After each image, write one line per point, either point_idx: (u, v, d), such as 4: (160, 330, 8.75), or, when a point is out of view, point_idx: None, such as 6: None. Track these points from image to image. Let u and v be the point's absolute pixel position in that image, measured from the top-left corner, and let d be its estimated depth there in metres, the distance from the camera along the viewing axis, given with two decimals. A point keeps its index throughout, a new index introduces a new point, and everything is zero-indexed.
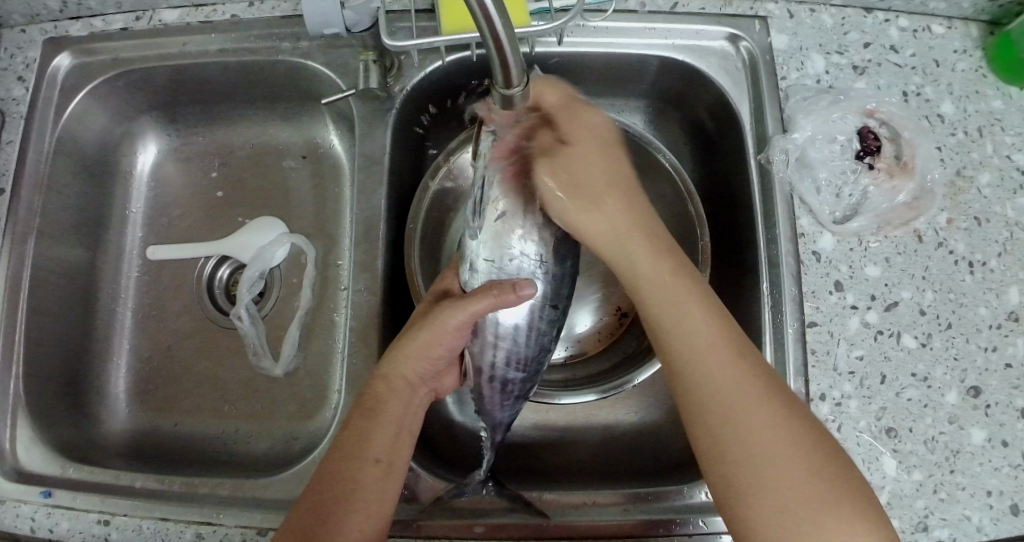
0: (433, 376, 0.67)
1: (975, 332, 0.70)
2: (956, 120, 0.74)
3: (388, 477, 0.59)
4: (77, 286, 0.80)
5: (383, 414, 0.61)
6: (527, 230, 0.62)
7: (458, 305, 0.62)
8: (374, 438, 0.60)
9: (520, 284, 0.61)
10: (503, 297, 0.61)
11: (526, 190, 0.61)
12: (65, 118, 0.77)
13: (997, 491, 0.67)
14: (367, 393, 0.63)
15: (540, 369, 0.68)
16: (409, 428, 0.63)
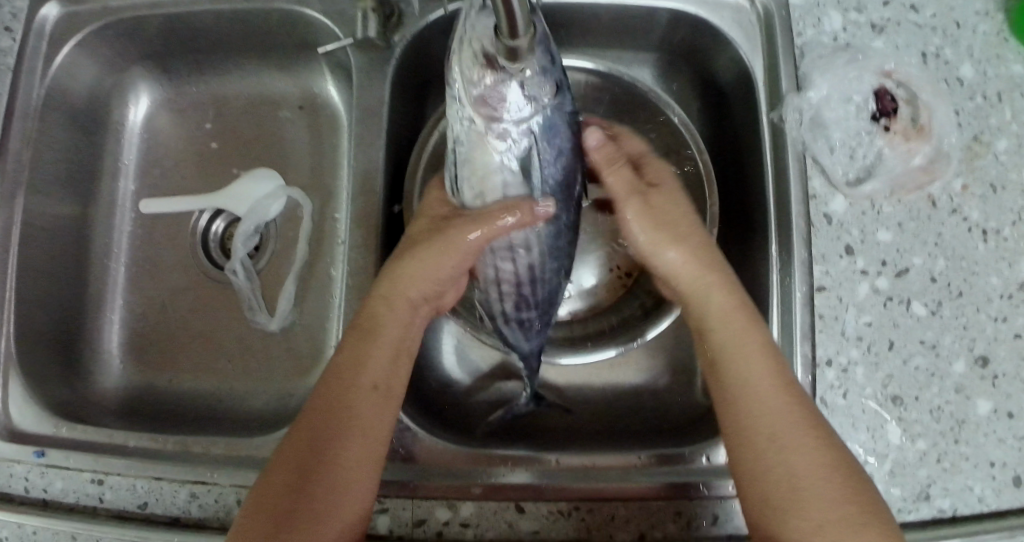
0: (438, 295, 0.65)
1: (985, 302, 0.68)
2: (975, 84, 0.71)
3: (386, 403, 0.58)
4: (69, 242, 0.78)
5: (381, 339, 0.60)
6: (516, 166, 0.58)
7: (474, 226, 0.59)
8: (370, 364, 0.59)
9: (535, 205, 0.59)
10: (516, 219, 0.58)
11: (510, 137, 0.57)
12: (54, 68, 0.74)
13: (1000, 462, 0.66)
14: (363, 319, 0.61)
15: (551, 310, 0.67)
16: (408, 351, 0.62)
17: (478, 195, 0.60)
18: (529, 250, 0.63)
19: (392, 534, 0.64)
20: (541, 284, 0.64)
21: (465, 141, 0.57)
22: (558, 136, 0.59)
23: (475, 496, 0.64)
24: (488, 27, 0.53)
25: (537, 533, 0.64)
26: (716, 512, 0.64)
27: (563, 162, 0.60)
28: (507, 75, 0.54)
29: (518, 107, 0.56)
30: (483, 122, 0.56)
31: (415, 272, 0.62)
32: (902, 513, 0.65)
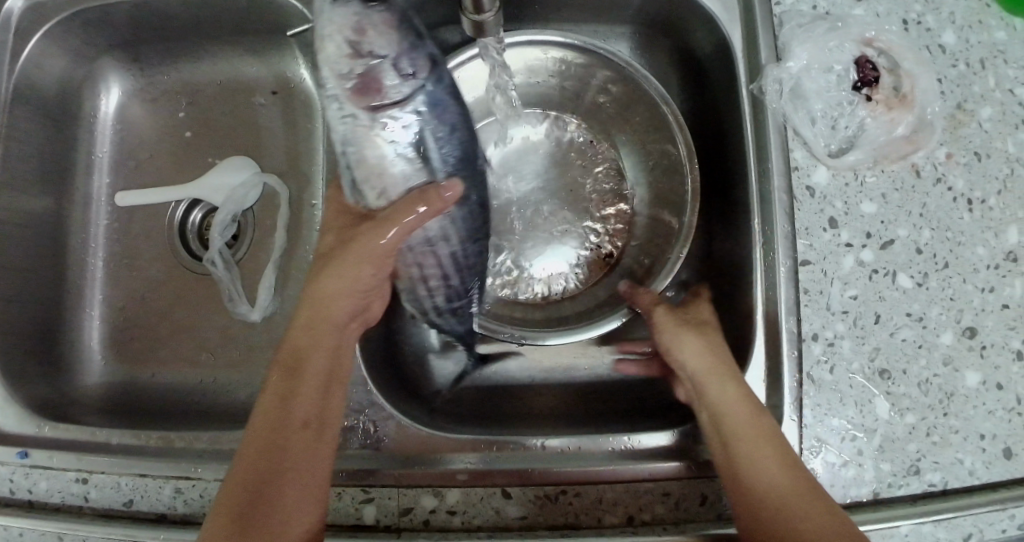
0: (363, 309, 0.64)
1: (971, 272, 0.67)
2: (957, 51, 0.70)
3: (316, 440, 0.57)
4: (45, 239, 0.77)
5: (306, 371, 0.58)
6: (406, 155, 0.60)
7: (384, 225, 0.59)
8: (299, 400, 0.57)
9: (443, 190, 0.59)
10: (431, 209, 0.59)
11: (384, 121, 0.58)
12: (22, 61, 0.73)
13: (990, 434, 0.65)
14: (286, 353, 0.59)
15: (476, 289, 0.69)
16: (339, 377, 0.60)
17: (385, 197, 0.61)
18: (447, 238, 0.65)
19: (378, 525, 0.63)
20: (467, 270, 0.67)
21: (356, 141, 0.59)
22: (448, 113, 0.61)
23: (460, 483, 0.63)
24: (347, 16, 0.57)
25: (524, 518, 0.63)
26: (706, 492, 0.64)
27: (457, 137, 0.62)
28: (378, 60, 0.58)
29: (398, 90, 0.58)
30: (367, 114, 0.58)
31: (336, 292, 0.60)
32: (893, 488, 0.64)
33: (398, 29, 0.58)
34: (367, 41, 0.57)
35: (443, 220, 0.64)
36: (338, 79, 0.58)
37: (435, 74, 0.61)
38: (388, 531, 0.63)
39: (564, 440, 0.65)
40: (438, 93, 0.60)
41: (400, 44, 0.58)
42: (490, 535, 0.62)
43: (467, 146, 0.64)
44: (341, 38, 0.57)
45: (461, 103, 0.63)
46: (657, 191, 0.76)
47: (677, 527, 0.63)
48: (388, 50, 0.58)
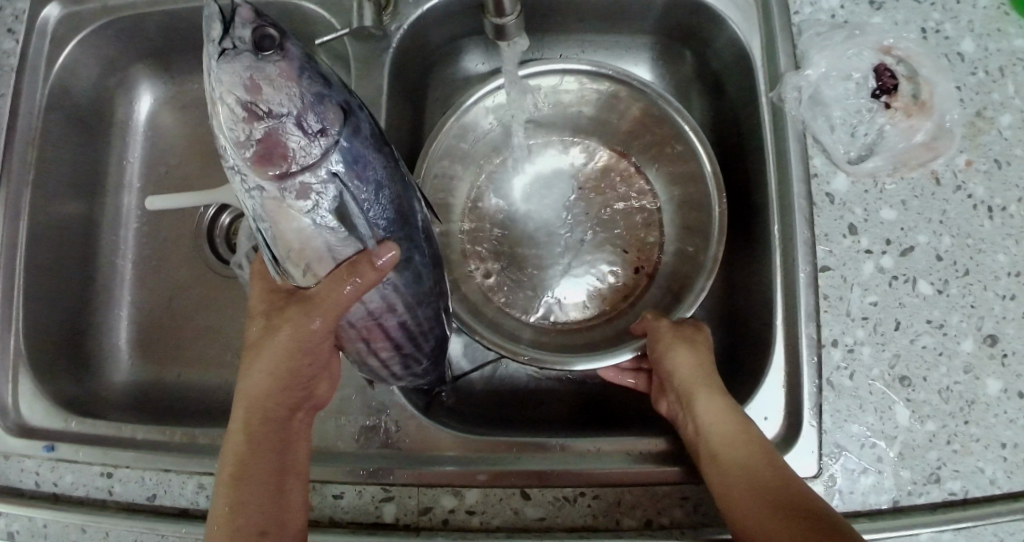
0: (306, 397, 0.62)
1: (992, 280, 0.67)
2: (977, 59, 0.71)
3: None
4: (76, 241, 0.80)
5: (250, 478, 0.57)
6: (325, 224, 0.56)
7: (318, 305, 0.57)
8: (246, 508, 0.57)
9: (377, 254, 0.56)
10: (366, 280, 0.56)
11: (296, 191, 0.55)
12: (56, 68, 0.75)
13: (1011, 443, 0.65)
14: (228, 467, 0.58)
15: (432, 352, 0.66)
16: (293, 473, 0.59)
17: (310, 271, 0.58)
18: (393, 309, 0.61)
19: (398, 523, 0.64)
20: (422, 337, 0.64)
21: (270, 215, 0.56)
22: (368, 168, 0.57)
23: (479, 483, 0.64)
24: (236, 73, 0.53)
25: (543, 519, 0.64)
26: None
27: (386, 194, 0.58)
28: (277, 119, 0.54)
29: (306, 152, 0.55)
30: (274, 183, 0.55)
31: (270, 389, 0.59)
32: (913, 496, 0.64)
33: (298, 81, 0.54)
34: (263, 100, 0.53)
35: (385, 290, 0.60)
36: (237, 147, 0.54)
37: (349, 126, 0.56)
38: (407, 530, 0.64)
39: (586, 442, 0.65)
40: (354, 149, 0.56)
41: (303, 98, 0.54)
42: (508, 535, 0.63)
43: (399, 202, 0.59)
44: (234, 100, 0.53)
45: (386, 155, 0.59)
46: (684, 209, 0.76)
47: (694, 531, 0.63)
48: (289, 107, 0.54)
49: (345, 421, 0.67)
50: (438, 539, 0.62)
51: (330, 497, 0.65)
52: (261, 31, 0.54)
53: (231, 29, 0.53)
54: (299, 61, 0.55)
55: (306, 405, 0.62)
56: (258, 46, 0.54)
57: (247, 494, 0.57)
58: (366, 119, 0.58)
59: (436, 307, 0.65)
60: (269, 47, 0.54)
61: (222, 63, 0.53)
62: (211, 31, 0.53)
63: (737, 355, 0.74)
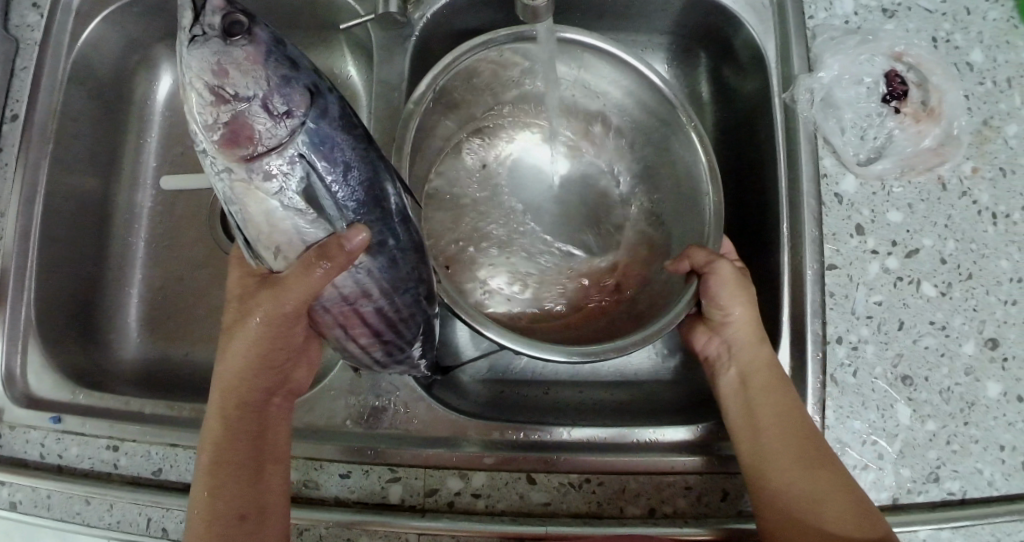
0: (282, 382, 0.63)
1: (995, 285, 0.69)
2: (986, 69, 0.72)
3: (261, 525, 0.58)
4: (89, 216, 0.80)
5: (229, 464, 0.58)
6: (293, 205, 0.56)
7: (288, 288, 0.56)
8: (225, 495, 0.58)
9: (348, 237, 0.55)
10: (336, 263, 0.55)
11: (260, 170, 0.55)
12: (79, 44, 0.76)
13: (1009, 446, 0.66)
14: (208, 452, 0.59)
15: (414, 338, 0.65)
16: (274, 456, 0.61)
17: (281, 255, 0.57)
18: (369, 295, 0.61)
19: (403, 504, 0.65)
20: (402, 325, 0.63)
21: (238, 197, 0.56)
22: (336, 150, 0.57)
23: (486, 466, 0.65)
24: (204, 58, 0.54)
25: (548, 505, 0.64)
26: (727, 488, 0.65)
27: (355, 176, 0.57)
28: (243, 103, 0.54)
29: (272, 134, 0.55)
30: (242, 165, 0.55)
31: (247, 375, 0.59)
32: (912, 494, 0.65)
33: (264, 65, 0.55)
34: (230, 83, 0.54)
35: (357, 275, 0.59)
36: (207, 131, 0.55)
37: (316, 108, 0.56)
38: (412, 511, 0.64)
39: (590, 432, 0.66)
40: (320, 131, 0.56)
41: (269, 81, 0.55)
42: (513, 519, 0.64)
43: (371, 184, 0.58)
44: (202, 85, 0.54)
45: (356, 136, 0.58)
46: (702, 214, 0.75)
47: (697, 521, 0.64)
48: (255, 90, 0.55)
49: (355, 400, 0.68)
50: (443, 521, 0.63)
51: (336, 475, 0.66)
52: (229, 18, 0.55)
53: (201, 18, 0.55)
54: (267, 46, 0.55)
55: (284, 390, 0.63)
56: (225, 32, 0.55)
57: (226, 478, 0.58)
58: (338, 102, 0.58)
59: (418, 291, 0.63)
60: (237, 32, 0.55)
61: (190, 50, 0.54)
62: (182, 20, 0.55)
63: None
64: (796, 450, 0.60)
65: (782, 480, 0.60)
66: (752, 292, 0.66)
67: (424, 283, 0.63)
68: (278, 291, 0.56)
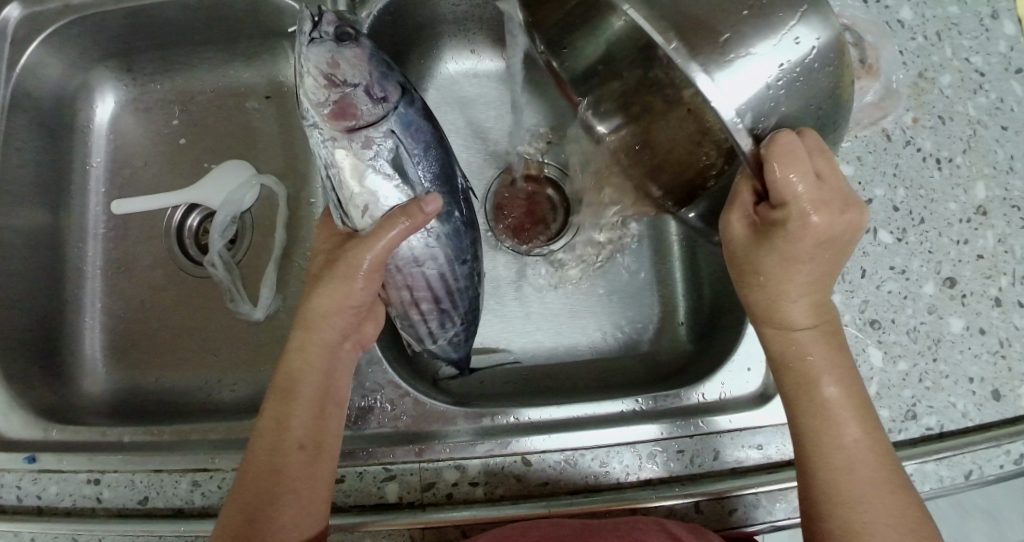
0: (355, 327, 0.65)
1: (946, 227, 0.72)
2: (916, 26, 0.76)
3: (316, 460, 0.59)
4: (43, 249, 0.78)
5: (302, 394, 0.60)
6: (388, 173, 0.62)
7: (369, 242, 0.61)
8: (292, 425, 0.59)
9: (425, 201, 0.61)
10: (413, 221, 0.61)
11: (365, 140, 0.62)
12: (18, 69, 0.74)
13: (978, 377, 0.69)
14: (281, 378, 0.61)
15: (470, 307, 0.71)
16: (336, 395, 0.62)
17: (370, 215, 0.63)
18: (435, 258, 0.67)
19: (402, 502, 0.64)
20: (459, 295, 0.69)
21: (338, 160, 0.62)
22: (419, 131, 0.64)
23: (480, 455, 0.65)
24: (321, 51, 0.61)
25: (546, 484, 0.65)
26: (716, 447, 0.66)
27: (432, 153, 0.65)
28: (349, 87, 0.61)
29: (371, 113, 0.62)
30: (343, 135, 0.62)
31: (325, 312, 0.61)
32: (893, 433, 0.68)
33: (368, 62, 0.62)
34: (339, 72, 0.61)
35: (427, 238, 0.66)
36: (316, 106, 0.61)
37: (406, 98, 0.64)
38: (411, 507, 0.64)
39: (574, 410, 0.67)
40: (409, 114, 0.64)
41: (371, 74, 0.62)
42: (513, 503, 0.64)
43: (442, 163, 0.67)
44: (316, 72, 0.61)
45: (433, 124, 0.66)
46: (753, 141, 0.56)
47: (693, 482, 0.65)
48: (360, 78, 0.62)
49: None
50: (443, 513, 0.63)
51: None
52: (342, 26, 0.62)
53: (316, 21, 0.62)
54: (371, 48, 0.63)
55: (353, 336, 0.65)
56: (338, 36, 0.62)
57: (297, 415, 0.59)
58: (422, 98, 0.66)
59: (475, 272, 0.71)
60: (348, 37, 0.62)
61: (308, 44, 0.61)
62: (304, 24, 0.62)
63: (715, 314, 0.77)
64: (831, 446, 0.56)
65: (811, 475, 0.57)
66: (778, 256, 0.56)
67: (477, 264, 0.71)
68: (359, 244, 0.61)
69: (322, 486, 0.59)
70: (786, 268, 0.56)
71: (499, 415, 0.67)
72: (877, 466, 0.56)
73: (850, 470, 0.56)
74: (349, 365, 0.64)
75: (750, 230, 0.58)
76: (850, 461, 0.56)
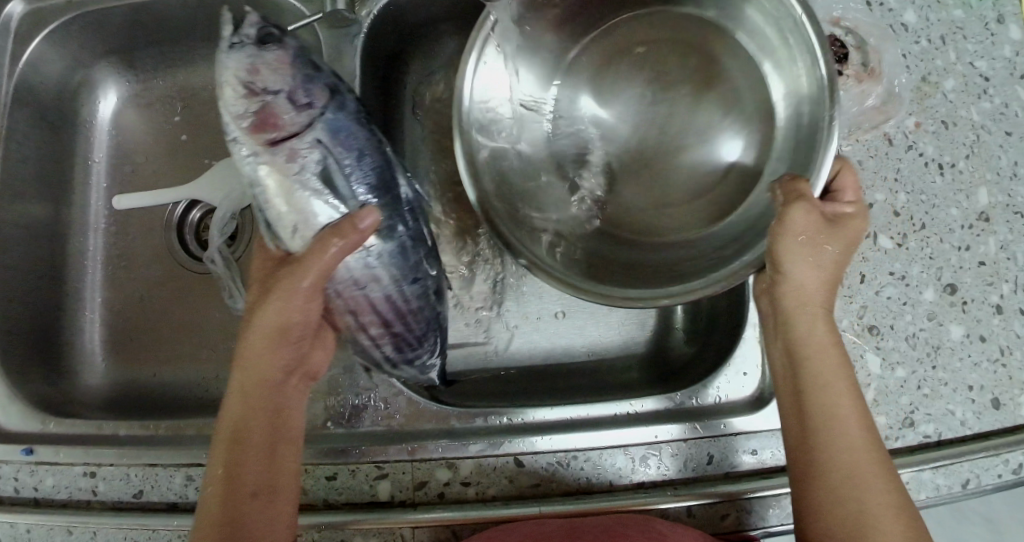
0: (299, 361, 0.64)
1: (947, 232, 0.71)
2: (919, 29, 0.75)
3: (275, 502, 0.58)
4: (43, 242, 0.79)
5: (250, 439, 0.59)
6: (315, 189, 0.61)
7: (303, 267, 0.59)
8: (244, 472, 0.58)
9: (359, 217, 0.60)
10: (347, 239, 0.59)
11: (289, 151, 0.60)
12: (21, 64, 0.75)
13: (977, 385, 0.68)
14: (226, 427, 0.60)
15: (427, 325, 0.69)
16: (285, 434, 0.61)
17: (298, 235, 0.62)
18: (378, 279, 0.65)
19: (393, 500, 0.65)
20: (412, 317, 0.68)
21: (261, 177, 0.60)
22: (351, 138, 0.62)
23: (472, 454, 0.65)
24: (239, 57, 0.59)
25: (538, 486, 0.65)
26: (711, 452, 0.66)
27: (368, 162, 0.63)
28: (271, 95, 0.60)
29: (295, 122, 0.60)
30: (266, 148, 0.60)
31: (269, 347, 0.61)
32: (889, 440, 0.67)
33: (292, 65, 0.61)
34: (260, 79, 0.60)
35: (368, 258, 0.64)
36: (235, 118, 0.59)
37: (335, 102, 0.62)
38: (403, 506, 0.64)
39: (569, 411, 0.67)
40: (339, 120, 0.62)
41: (294, 78, 0.60)
42: (505, 503, 0.64)
43: (382, 172, 0.65)
44: (235, 80, 0.59)
45: (369, 129, 0.64)
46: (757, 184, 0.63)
47: (687, 487, 0.65)
48: (282, 85, 0.60)
49: (334, 402, 0.69)
50: (436, 512, 0.63)
51: (322, 478, 0.65)
52: (263, 28, 0.60)
53: (239, 28, 0.60)
54: (295, 50, 0.61)
55: (302, 370, 0.64)
56: (259, 39, 0.60)
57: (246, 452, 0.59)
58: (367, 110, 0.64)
59: (427, 286, 0.69)
60: (269, 39, 0.60)
61: (228, 52, 0.59)
62: (222, 28, 0.60)
63: (712, 317, 0.76)
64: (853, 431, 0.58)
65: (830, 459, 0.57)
66: (825, 254, 0.59)
67: (429, 278, 0.69)
68: (294, 268, 0.60)
69: (283, 527, 0.59)
70: (813, 268, 0.59)
71: (494, 415, 0.67)
72: (870, 474, 0.56)
73: (865, 451, 0.57)
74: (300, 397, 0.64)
75: (813, 222, 0.57)
76: (843, 470, 0.57)
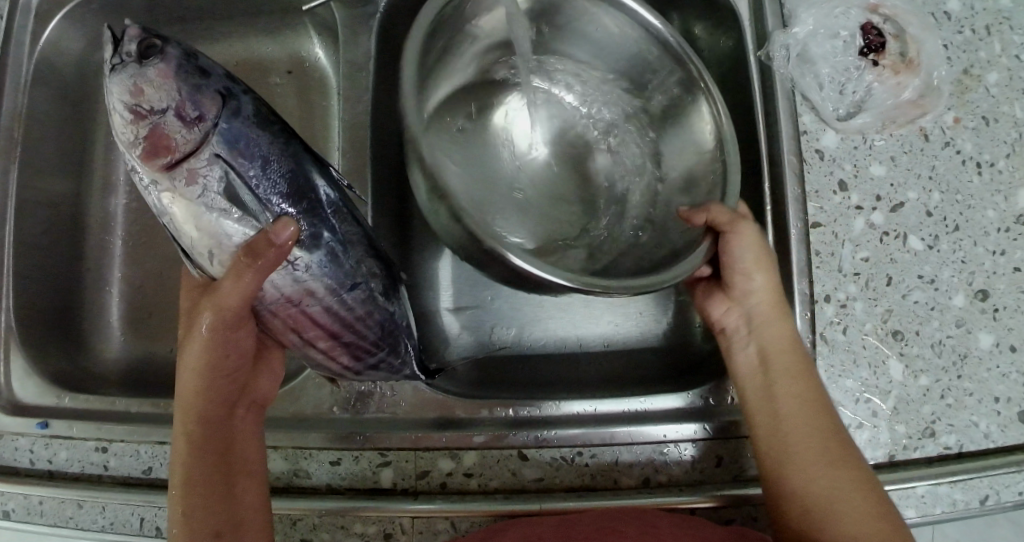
0: (241, 392, 0.64)
1: (983, 235, 0.68)
2: (963, 18, 0.71)
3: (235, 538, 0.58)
4: (65, 217, 0.80)
5: (200, 482, 0.59)
6: (221, 209, 0.58)
7: (224, 294, 0.58)
8: (199, 512, 0.59)
9: (271, 230, 0.57)
10: (260, 255, 0.57)
11: (186, 171, 0.58)
12: (42, 43, 0.76)
13: (1004, 397, 0.65)
14: (178, 472, 0.59)
15: (378, 332, 0.65)
16: (240, 467, 0.61)
17: (215, 259, 0.60)
18: (313, 293, 0.62)
19: (396, 488, 0.65)
20: (360, 324, 0.64)
21: (166, 206, 0.59)
22: (252, 145, 0.59)
23: (476, 446, 0.65)
24: (122, 81, 0.58)
25: (541, 480, 0.65)
26: (719, 453, 0.65)
27: (274, 169, 0.60)
28: (158, 115, 0.58)
29: (187, 140, 0.58)
30: (163, 173, 0.58)
31: (201, 390, 0.61)
32: (908, 450, 0.65)
33: (175, 77, 0.59)
34: (145, 100, 0.58)
35: (296, 273, 0.61)
36: (128, 147, 0.59)
37: (229, 108, 0.59)
38: (405, 494, 0.65)
39: (578, 405, 0.66)
40: (233, 129, 0.59)
41: (180, 92, 0.58)
42: (507, 497, 0.64)
43: (293, 176, 0.61)
44: (122, 106, 0.58)
45: (273, 131, 0.61)
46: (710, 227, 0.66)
47: (694, 488, 0.64)
48: (168, 101, 0.58)
49: (339, 389, 0.68)
50: (436, 502, 0.63)
51: (326, 463, 0.65)
52: (144, 42, 0.59)
53: (119, 46, 0.59)
54: (177, 60, 0.59)
55: (245, 401, 0.64)
56: (141, 56, 0.59)
57: (197, 496, 0.59)
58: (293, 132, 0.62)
59: (373, 288, 0.65)
60: (151, 54, 0.59)
61: (110, 77, 0.58)
62: (104, 52, 0.59)
63: None
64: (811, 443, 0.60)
65: (802, 471, 0.59)
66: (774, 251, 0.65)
67: (371, 282, 0.65)
68: (214, 298, 0.58)
69: None
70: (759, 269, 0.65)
71: (502, 408, 0.66)
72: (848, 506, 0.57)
73: (824, 465, 0.59)
74: (252, 429, 0.63)
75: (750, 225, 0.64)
76: (819, 496, 0.58)
